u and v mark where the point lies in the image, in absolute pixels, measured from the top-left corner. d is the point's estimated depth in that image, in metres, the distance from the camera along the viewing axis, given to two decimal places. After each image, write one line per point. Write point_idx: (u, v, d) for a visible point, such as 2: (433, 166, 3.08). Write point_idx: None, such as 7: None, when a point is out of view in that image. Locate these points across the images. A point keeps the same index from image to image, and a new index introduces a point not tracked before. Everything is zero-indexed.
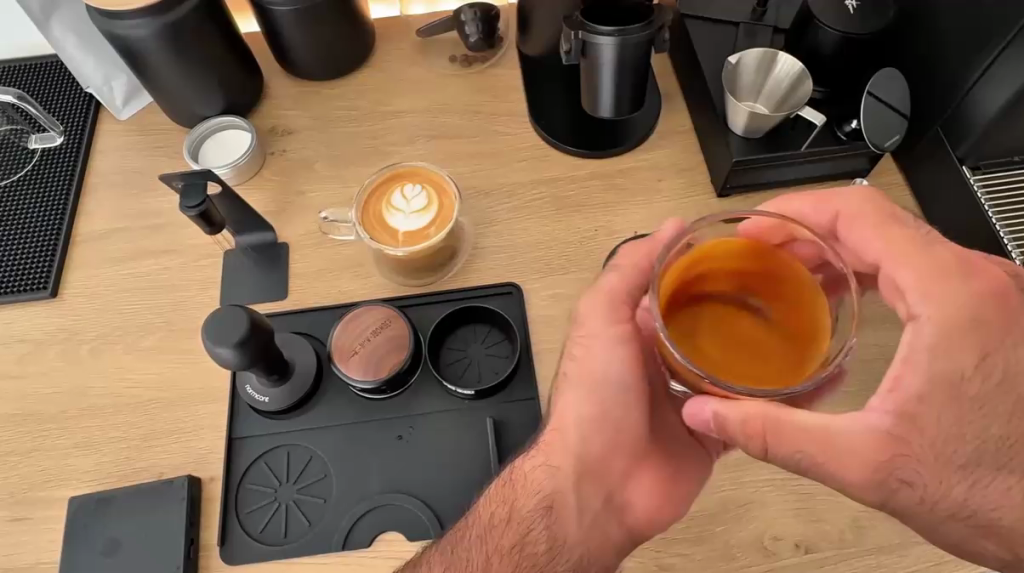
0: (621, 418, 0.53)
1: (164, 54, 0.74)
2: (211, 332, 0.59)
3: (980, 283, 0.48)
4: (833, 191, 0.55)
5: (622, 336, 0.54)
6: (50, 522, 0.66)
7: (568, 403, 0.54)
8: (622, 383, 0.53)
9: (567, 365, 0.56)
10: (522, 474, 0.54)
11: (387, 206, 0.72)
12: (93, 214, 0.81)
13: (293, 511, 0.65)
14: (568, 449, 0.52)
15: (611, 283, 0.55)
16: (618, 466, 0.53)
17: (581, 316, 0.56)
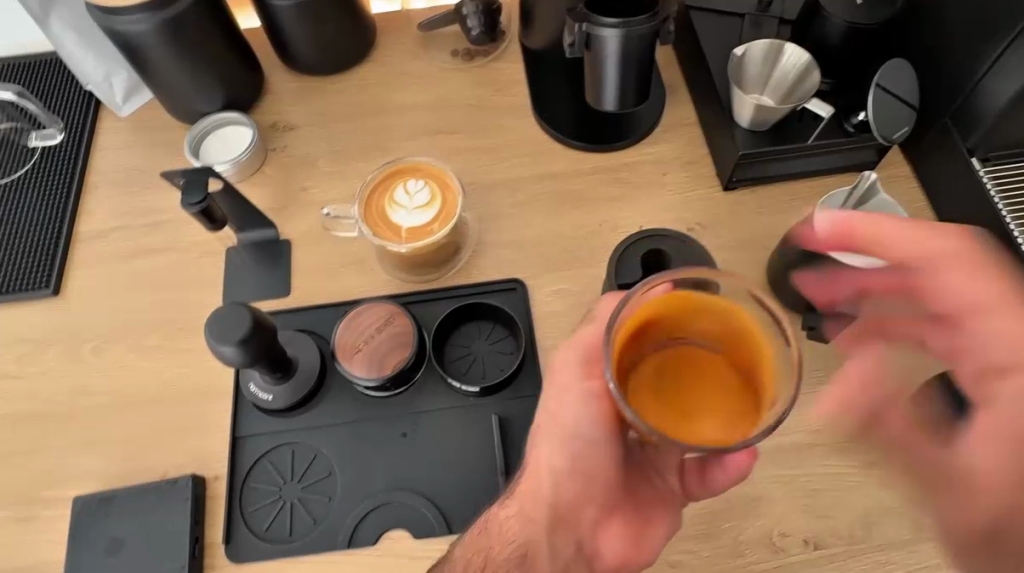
0: (591, 469, 0.54)
1: (164, 50, 0.74)
2: (214, 330, 0.59)
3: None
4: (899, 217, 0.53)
5: (594, 392, 0.54)
6: (54, 521, 0.66)
7: (541, 454, 0.55)
8: (592, 436, 0.54)
9: (540, 415, 0.56)
10: (496, 522, 0.54)
11: (389, 202, 0.71)
12: (94, 212, 0.81)
13: (298, 509, 0.64)
14: (540, 498, 0.53)
15: (586, 334, 0.55)
16: (587, 512, 0.55)
17: (555, 368, 0.56)
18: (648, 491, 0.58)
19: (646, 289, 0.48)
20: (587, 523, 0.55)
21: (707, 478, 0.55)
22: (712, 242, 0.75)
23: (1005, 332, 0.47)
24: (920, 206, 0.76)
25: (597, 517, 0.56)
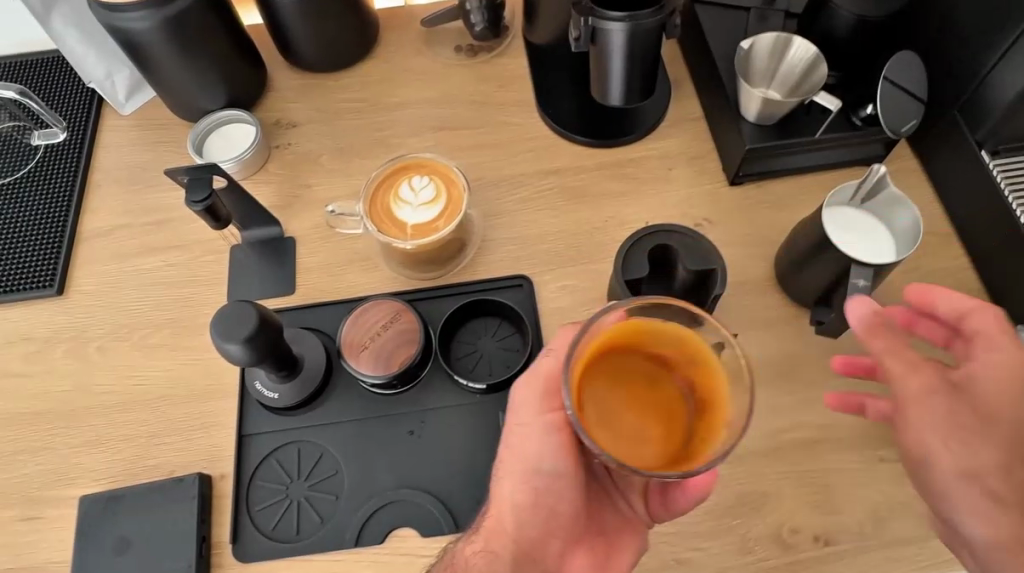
0: (553, 502, 0.56)
1: (166, 47, 0.73)
2: (219, 328, 0.59)
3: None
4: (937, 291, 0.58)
5: (554, 425, 0.55)
6: (60, 521, 0.66)
7: (503, 491, 0.55)
8: (553, 469, 0.55)
9: (503, 450, 0.57)
10: (462, 558, 0.54)
11: (394, 198, 0.71)
12: (97, 211, 0.80)
13: (304, 508, 0.64)
14: (504, 533, 0.54)
15: (544, 366, 0.56)
16: (554, 545, 0.56)
17: (513, 402, 0.57)
18: (610, 515, 0.60)
19: (600, 319, 0.51)
20: (553, 557, 0.56)
21: (670, 504, 0.57)
22: (719, 237, 0.75)
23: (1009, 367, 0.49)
24: (928, 200, 0.76)
25: (563, 549, 0.57)
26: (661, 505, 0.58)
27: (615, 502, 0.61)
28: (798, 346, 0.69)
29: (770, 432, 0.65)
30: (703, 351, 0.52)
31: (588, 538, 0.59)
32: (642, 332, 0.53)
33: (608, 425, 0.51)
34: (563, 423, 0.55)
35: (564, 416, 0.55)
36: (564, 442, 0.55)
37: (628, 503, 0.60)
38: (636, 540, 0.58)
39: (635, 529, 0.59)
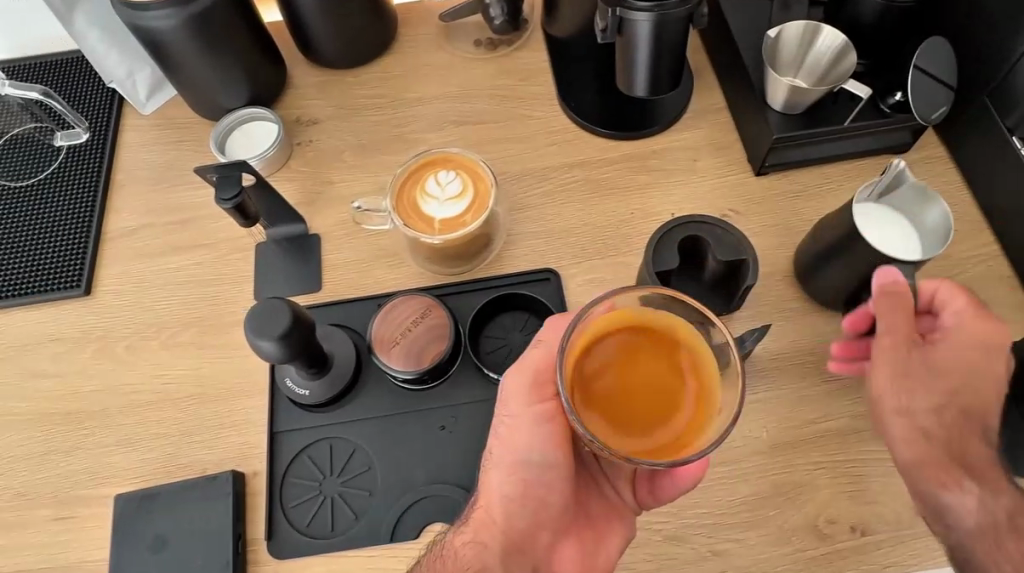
0: (542, 493, 0.58)
1: (189, 45, 0.73)
2: (253, 325, 0.59)
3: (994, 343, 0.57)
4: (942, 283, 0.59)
5: (544, 415, 0.57)
6: (95, 520, 0.66)
7: (491, 482, 0.57)
8: (541, 461, 0.57)
9: (492, 443, 0.59)
10: (452, 549, 0.55)
11: (421, 193, 0.71)
12: (122, 210, 0.81)
13: (338, 503, 0.64)
14: (493, 524, 0.56)
15: (532, 358, 0.58)
16: (541, 535, 0.58)
17: (503, 394, 0.59)
18: (600, 502, 0.62)
19: (591, 309, 0.54)
20: (542, 546, 0.58)
21: (657, 491, 0.59)
22: (746, 228, 0.75)
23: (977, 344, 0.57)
24: (956, 187, 0.75)
25: (551, 539, 0.59)
26: (648, 493, 0.59)
27: (602, 489, 0.63)
28: (830, 336, 0.69)
29: (803, 423, 0.65)
30: (688, 338, 0.54)
31: (576, 529, 0.60)
32: (630, 321, 0.55)
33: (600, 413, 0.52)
34: (552, 413, 0.57)
35: (553, 407, 0.57)
36: (552, 433, 0.57)
37: (615, 490, 0.61)
38: (625, 528, 0.60)
39: (623, 517, 0.60)
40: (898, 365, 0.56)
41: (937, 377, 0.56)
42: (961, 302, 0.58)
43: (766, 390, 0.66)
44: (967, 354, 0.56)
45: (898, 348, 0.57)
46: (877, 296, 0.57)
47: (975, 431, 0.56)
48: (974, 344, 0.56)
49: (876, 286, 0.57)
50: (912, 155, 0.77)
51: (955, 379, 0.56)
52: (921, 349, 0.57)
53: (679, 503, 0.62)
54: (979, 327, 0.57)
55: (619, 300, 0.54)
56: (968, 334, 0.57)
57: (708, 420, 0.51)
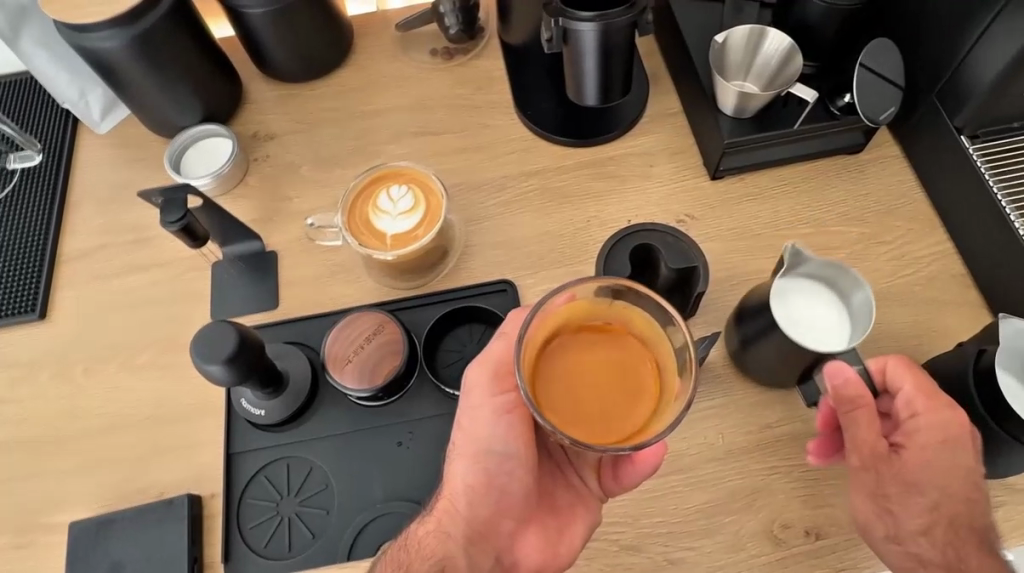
0: (505, 483, 0.57)
1: (137, 66, 0.72)
2: (199, 350, 0.58)
3: (957, 435, 0.55)
4: (896, 376, 0.57)
5: (505, 405, 0.56)
6: (51, 547, 0.66)
7: (455, 473, 0.56)
8: (504, 451, 0.56)
9: (456, 432, 0.58)
10: (414, 540, 0.54)
11: (373, 209, 0.71)
12: (77, 232, 0.80)
13: (295, 524, 0.64)
14: (457, 515, 0.55)
15: (495, 350, 0.57)
16: (503, 524, 0.57)
17: (466, 385, 0.58)
18: (566, 491, 0.61)
19: (547, 302, 0.52)
20: (505, 534, 0.58)
21: (619, 475, 0.58)
22: (702, 232, 0.75)
23: (941, 440, 0.55)
24: (912, 186, 0.75)
25: (514, 527, 0.58)
26: (611, 477, 0.59)
27: (568, 479, 0.62)
28: None
29: (759, 428, 0.65)
30: (648, 323, 0.53)
31: (539, 517, 0.60)
32: (589, 311, 0.54)
33: (559, 403, 0.52)
34: (513, 405, 0.56)
35: (514, 399, 0.56)
36: (514, 424, 0.56)
37: (581, 479, 0.61)
38: (589, 515, 0.59)
39: (587, 505, 0.60)
40: (871, 485, 0.57)
41: (916, 494, 0.55)
42: (911, 386, 0.56)
43: (722, 396, 0.67)
44: (936, 458, 0.55)
45: (867, 464, 0.56)
46: (834, 398, 0.55)
47: (970, 541, 0.55)
48: (937, 443, 0.55)
49: (831, 388, 0.55)
50: (865, 155, 0.77)
51: (929, 488, 0.55)
52: (891, 463, 0.56)
53: (636, 513, 0.62)
54: (942, 422, 0.55)
55: (580, 290, 0.52)
56: (927, 432, 0.55)
57: (664, 407, 0.51)
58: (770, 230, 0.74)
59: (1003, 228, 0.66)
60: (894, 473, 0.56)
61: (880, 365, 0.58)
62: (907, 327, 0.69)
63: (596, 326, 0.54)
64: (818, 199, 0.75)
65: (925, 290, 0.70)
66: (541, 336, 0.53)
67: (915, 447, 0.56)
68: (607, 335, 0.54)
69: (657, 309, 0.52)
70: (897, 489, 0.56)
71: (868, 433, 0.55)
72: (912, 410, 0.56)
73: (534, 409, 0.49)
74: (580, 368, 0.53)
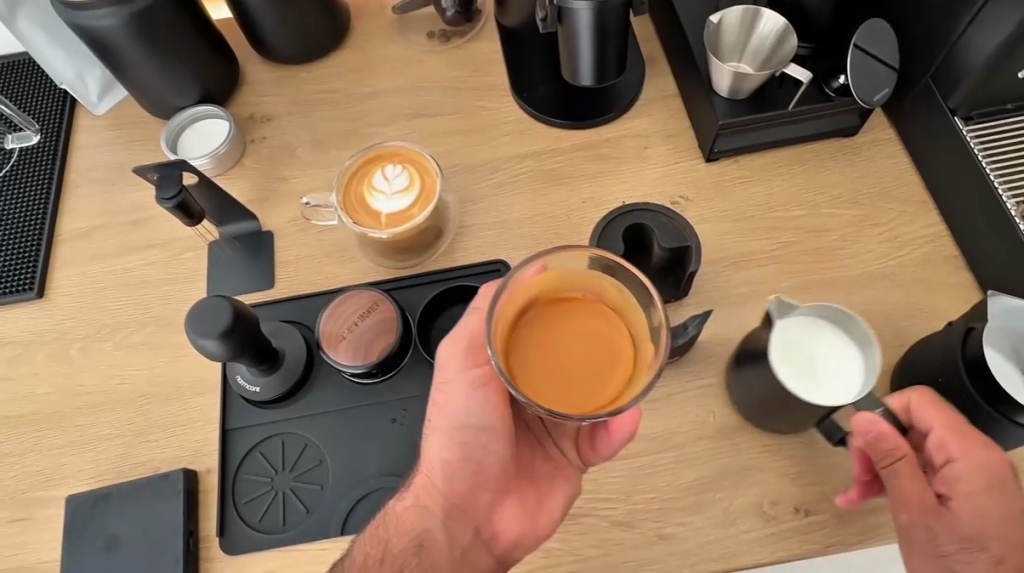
0: (481, 457, 0.57)
1: (133, 45, 0.73)
2: (194, 323, 0.59)
3: (997, 477, 0.54)
4: (922, 415, 0.56)
5: (480, 378, 0.56)
6: (48, 521, 0.66)
7: (432, 449, 0.57)
8: (478, 424, 0.56)
9: (431, 409, 0.58)
10: (392, 515, 0.56)
11: (368, 188, 0.71)
12: (74, 212, 0.80)
13: (290, 498, 0.65)
14: (435, 489, 0.56)
15: (469, 324, 0.57)
16: (481, 496, 0.58)
17: (439, 361, 0.58)
18: (543, 461, 0.62)
19: (518, 273, 0.52)
20: (483, 506, 0.58)
21: (597, 444, 0.59)
22: (696, 214, 0.75)
23: (983, 484, 0.53)
24: (905, 168, 0.75)
25: (493, 499, 0.59)
26: (589, 447, 0.60)
27: (546, 450, 0.62)
28: None
29: None
30: (619, 293, 0.54)
31: (517, 489, 0.60)
32: (560, 281, 0.54)
33: (533, 376, 0.52)
34: (487, 378, 0.56)
35: (491, 371, 0.57)
36: (489, 397, 0.56)
37: (558, 449, 0.62)
38: (568, 484, 0.60)
39: (566, 475, 0.61)
40: (926, 543, 0.54)
41: (978, 549, 0.53)
42: (940, 426, 0.55)
43: (714, 376, 0.67)
44: (984, 504, 0.53)
45: (917, 519, 0.54)
46: (870, 447, 0.54)
47: None
48: (980, 487, 0.53)
49: (869, 438, 0.54)
50: (860, 137, 0.77)
51: (990, 541, 0.53)
52: (939, 516, 0.54)
53: (627, 489, 0.63)
54: (977, 462, 0.54)
55: (551, 260, 0.53)
56: (968, 477, 0.54)
57: (637, 373, 0.51)
58: (764, 212, 0.74)
59: (994, 211, 0.66)
60: (948, 528, 0.54)
61: (906, 400, 0.57)
62: (899, 308, 0.69)
63: (569, 297, 0.55)
64: (812, 181, 0.75)
65: (917, 272, 0.71)
66: (514, 309, 0.54)
67: (961, 494, 0.54)
68: (579, 304, 0.55)
69: (629, 279, 0.52)
70: (956, 545, 0.53)
71: (910, 482, 0.54)
72: (946, 454, 0.55)
73: (509, 381, 0.49)
74: (553, 337, 0.54)
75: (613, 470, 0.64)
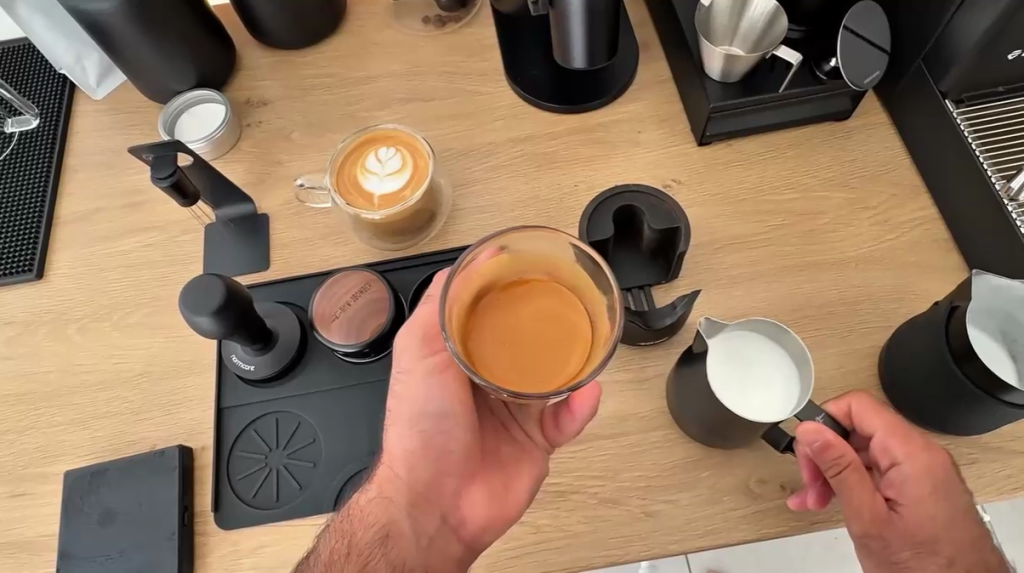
0: (443, 442, 0.58)
1: (130, 30, 0.73)
2: (188, 301, 0.60)
3: (941, 477, 0.55)
4: (867, 420, 0.56)
5: (436, 365, 0.58)
6: (46, 497, 0.68)
7: (392, 440, 0.58)
8: (438, 411, 0.57)
9: (391, 400, 0.59)
10: (356, 509, 0.56)
11: (361, 170, 0.72)
12: (73, 195, 0.81)
13: (283, 475, 0.66)
14: (397, 480, 0.57)
15: (423, 313, 0.59)
16: (446, 482, 0.58)
17: (397, 351, 0.60)
18: (508, 447, 0.62)
19: (471, 257, 0.53)
20: (448, 493, 0.58)
21: (560, 424, 0.60)
22: (688, 197, 0.75)
23: (930, 488, 0.54)
24: (897, 152, 0.76)
25: (458, 485, 0.59)
26: (552, 427, 0.61)
27: (511, 435, 0.63)
28: (764, 304, 0.70)
29: None
30: (574, 270, 0.55)
31: (483, 474, 0.61)
32: (514, 264, 0.55)
33: (493, 359, 0.53)
34: (444, 364, 0.58)
35: (446, 358, 0.58)
36: (447, 383, 0.58)
37: (523, 432, 0.62)
38: (533, 466, 0.61)
39: (532, 457, 0.61)
40: (881, 551, 0.55)
41: (929, 553, 0.54)
42: (882, 430, 0.55)
43: None
44: (933, 508, 0.54)
45: (871, 530, 0.55)
46: (821, 459, 0.53)
47: None
48: (928, 491, 0.54)
49: (816, 451, 0.53)
50: (852, 121, 0.77)
51: (940, 543, 0.54)
52: (891, 523, 0.55)
53: (615, 467, 0.64)
54: (921, 465, 0.55)
55: (504, 243, 0.54)
56: (915, 482, 0.54)
57: (595, 348, 0.52)
58: (755, 195, 0.75)
59: (983, 194, 0.66)
60: (900, 533, 0.54)
61: (846, 402, 0.57)
62: (889, 290, 0.69)
63: (524, 279, 0.56)
64: (804, 165, 0.76)
65: (907, 254, 0.71)
66: (469, 293, 0.54)
67: (910, 500, 0.55)
68: (535, 284, 0.55)
69: (582, 256, 0.53)
70: (910, 551, 0.54)
71: (861, 492, 0.54)
72: (890, 458, 0.55)
73: (468, 367, 0.50)
74: (511, 318, 0.55)
75: (602, 448, 0.65)
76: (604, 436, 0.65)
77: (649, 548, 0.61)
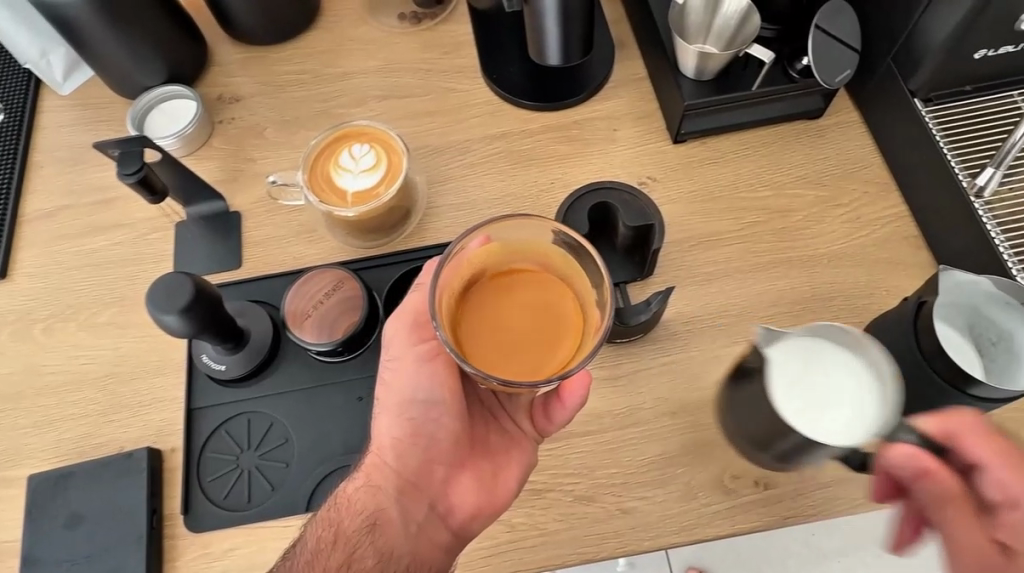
0: (432, 431, 0.57)
1: (96, 23, 0.72)
2: (155, 298, 0.59)
3: None
4: (973, 446, 0.48)
5: (425, 354, 0.57)
6: (10, 501, 0.66)
7: (382, 428, 0.57)
8: (427, 399, 0.57)
9: (381, 388, 0.59)
10: (344, 497, 0.56)
11: (335, 167, 0.71)
12: (38, 192, 0.79)
13: (255, 476, 0.65)
14: (386, 467, 0.56)
15: (412, 301, 0.59)
16: (435, 470, 0.58)
17: (387, 339, 0.59)
18: (497, 437, 0.62)
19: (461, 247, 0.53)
20: (438, 481, 0.58)
21: (550, 414, 0.60)
22: (664, 194, 0.75)
23: None
24: (869, 150, 0.76)
25: (447, 473, 0.58)
26: (542, 417, 0.61)
27: (501, 424, 0.62)
28: (739, 300, 0.70)
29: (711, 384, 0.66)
30: (563, 260, 0.54)
31: (472, 462, 0.60)
32: (503, 253, 0.55)
33: (483, 349, 0.52)
34: (433, 353, 0.58)
35: (434, 346, 0.58)
36: (437, 371, 0.57)
37: (513, 422, 0.62)
38: (522, 455, 0.60)
39: (521, 446, 0.61)
40: None
41: None
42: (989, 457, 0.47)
43: (677, 352, 0.68)
44: None
45: None
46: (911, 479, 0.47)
47: None
48: None
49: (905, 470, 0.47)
50: (824, 120, 0.78)
51: None
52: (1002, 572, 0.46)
53: (591, 464, 0.64)
54: None
55: (493, 232, 0.53)
56: None
57: (585, 339, 0.52)
58: (729, 192, 0.75)
59: (951, 191, 0.67)
60: None
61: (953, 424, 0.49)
62: (861, 286, 0.70)
63: (512, 269, 0.55)
64: (778, 162, 0.76)
65: (879, 251, 0.72)
66: (458, 283, 0.54)
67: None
68: (524, 274, 0.55)
69: (571, 245, 0.53)
70: None
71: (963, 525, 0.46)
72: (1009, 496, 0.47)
73: (458, 355, 0.49)
74: (500, 308, 0.54)
75: (578, 445, 0.64)
76: (581, 433, 0.65)
77: (624, 545, 0.61)
